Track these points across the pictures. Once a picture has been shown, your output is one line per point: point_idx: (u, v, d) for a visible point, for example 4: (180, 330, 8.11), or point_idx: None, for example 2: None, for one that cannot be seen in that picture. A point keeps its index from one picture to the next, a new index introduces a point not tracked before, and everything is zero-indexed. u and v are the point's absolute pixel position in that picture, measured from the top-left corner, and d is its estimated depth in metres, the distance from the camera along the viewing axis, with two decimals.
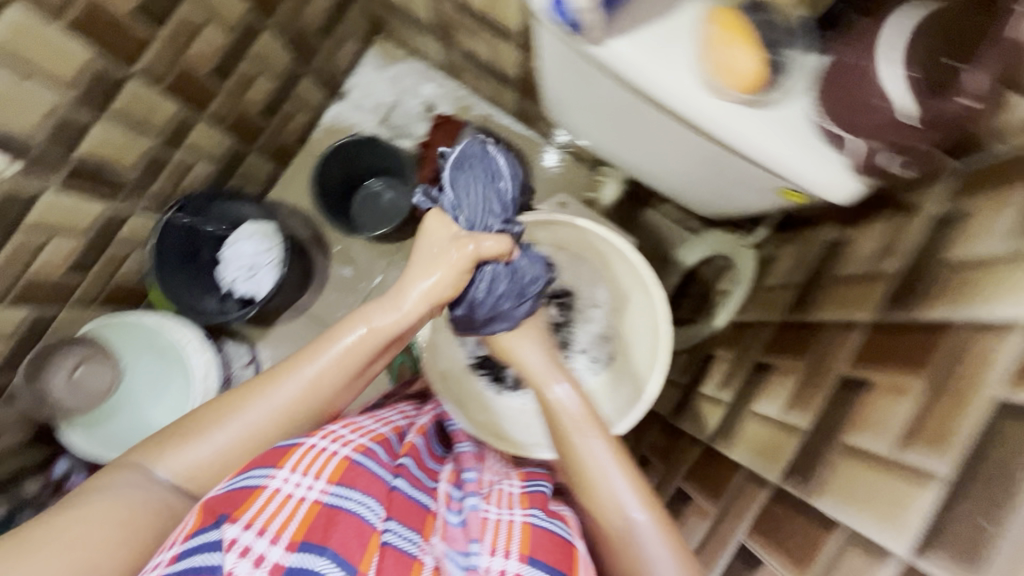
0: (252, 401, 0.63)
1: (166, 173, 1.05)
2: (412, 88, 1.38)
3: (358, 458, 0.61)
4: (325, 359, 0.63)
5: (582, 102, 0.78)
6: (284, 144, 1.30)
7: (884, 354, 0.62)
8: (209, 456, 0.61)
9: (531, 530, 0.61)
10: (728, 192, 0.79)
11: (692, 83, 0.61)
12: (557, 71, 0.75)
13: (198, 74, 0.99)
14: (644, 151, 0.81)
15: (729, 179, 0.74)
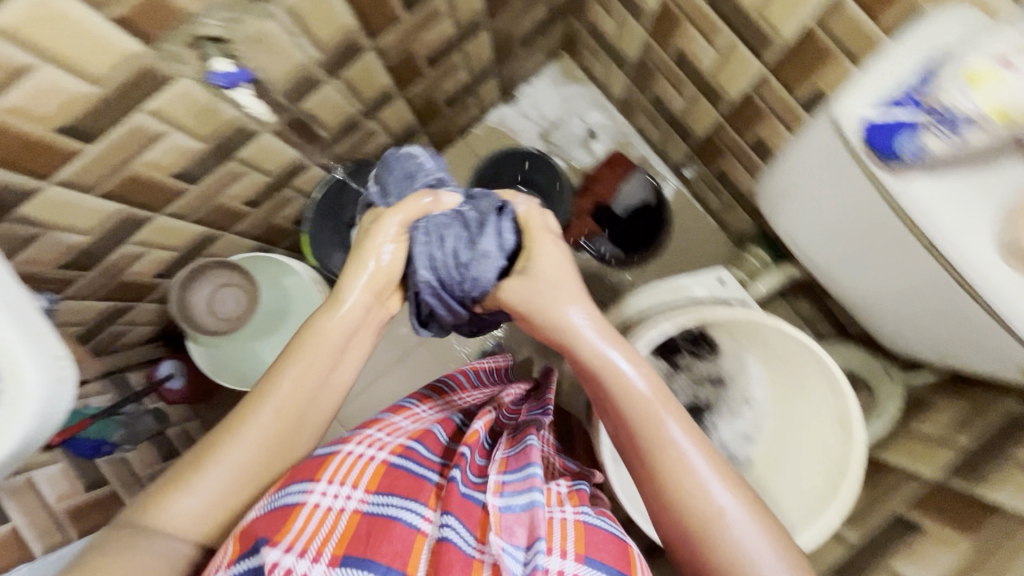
0: (244, 419, 0.57)
1: (353, 136, 1.06)
2: (580, 112, 1.40)
3: (396, 459, 0.59)
4: (301, 358, 0.61)
5: (831, 209, 0.71)
6: (449, 131, 1.33)
7: (943, 509, 0.71)
8: (204, 504, 0.53)
9: (586, 529, 0.57)
10: (958, 350, 0.70)
11: (983, 244, 0.57)
12: (821, 172, 0.69)
13: (420, 55, 0.97)
14: (862, 264, 0.73)
15: (973, 341, 0.66)
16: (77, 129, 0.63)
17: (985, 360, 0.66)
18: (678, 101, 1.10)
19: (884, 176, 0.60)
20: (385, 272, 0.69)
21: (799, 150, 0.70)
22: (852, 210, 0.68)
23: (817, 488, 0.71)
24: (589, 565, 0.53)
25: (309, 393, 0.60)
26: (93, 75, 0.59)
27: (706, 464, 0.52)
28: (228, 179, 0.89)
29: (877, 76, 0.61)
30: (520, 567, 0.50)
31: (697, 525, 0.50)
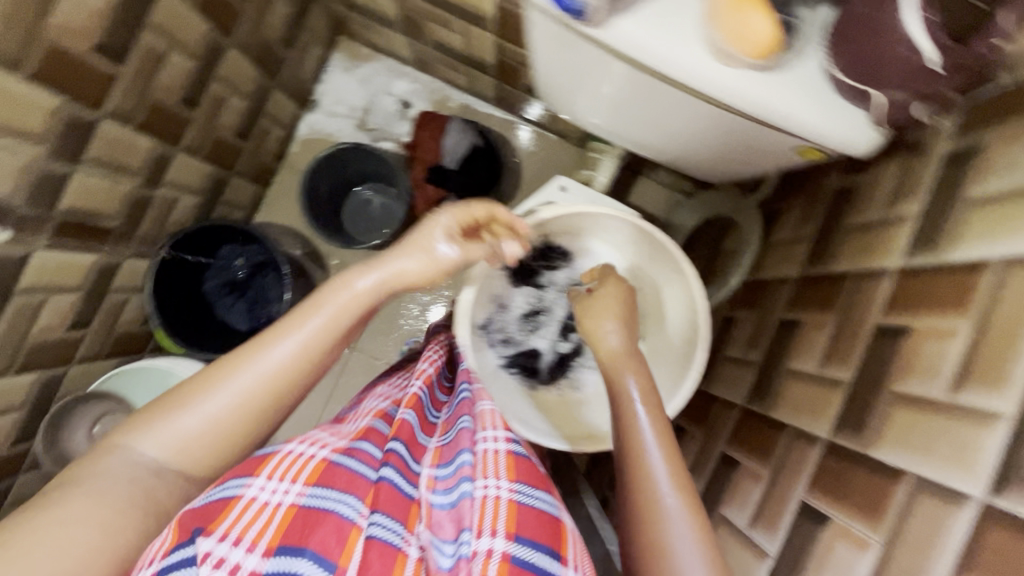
0: (230, 372, 0.56)
1: (152, 213, 0.98)
2: (384, 87, 1.35)
3: (339, 458, 0.55)
4: (255, 364, 0.57)
5: (588, 86, 0.70)
6: (264, 161, 1.26)
7: (810, 300, 0.76)
8: (198, 424, 0.55)
9: (519, 510, 0.55)
10: (742, 153, 0.71)
11: (697, 55, 0.54)
12: (543, 41, 0.64)
13: (171, 103, 0.90)
14: (647, 121, 0.73)
15: (745, 142, 0.67)
16: None
17: (776, 155, 0.68)
18: (457, 38, 1.09)
19: (589, 31, 0.53)
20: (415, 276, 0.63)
21: (534, 50, 0.68)
22: (591, 66, 0.64)
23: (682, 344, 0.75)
24: (520, 543, 0.53)
25: (319, 360, 0.59)
26: None
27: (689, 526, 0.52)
28: (27, 313, 0.81)
29: None
30: (447, 558, 0.53)
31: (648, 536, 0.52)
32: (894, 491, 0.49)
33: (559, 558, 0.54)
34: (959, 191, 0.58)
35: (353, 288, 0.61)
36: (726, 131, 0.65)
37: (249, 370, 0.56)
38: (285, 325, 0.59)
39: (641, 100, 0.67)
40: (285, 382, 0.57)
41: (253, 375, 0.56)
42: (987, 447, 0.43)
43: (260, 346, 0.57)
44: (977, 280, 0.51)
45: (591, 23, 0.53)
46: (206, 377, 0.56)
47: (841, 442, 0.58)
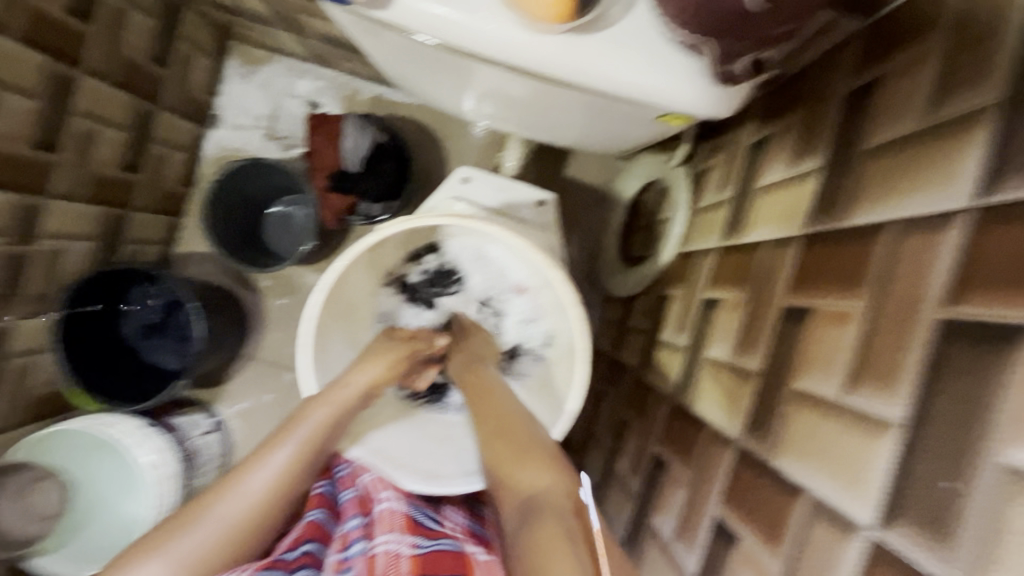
0: (212, 500, 0.53)
1: (34, 268, 0.91)
2: (287, 88, 1.24)
3: (259, 575, 0.47)
4: (242, 490, 0.54)
5: (436, 79, 0.61)
6: (168, 188, 1.18)
7: (727, 275, 0.67)
8: (168, 573, 0.49)
9: (426, 558, 0.50)
10: (613, 130, 0.62)
11: (498, 25, 0.45)
12: (355, 31, 0.55)
13: (18, 150, 0.82)
14: (515, 110, 0.63)
15: (608, 119, 0.57)
16: None
17: (653, 129, 0.58)
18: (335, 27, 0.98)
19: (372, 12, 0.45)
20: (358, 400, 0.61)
21: (364, 49, 0.60)
22: (414, 51, 0.55)
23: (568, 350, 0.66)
24: None
25: (285, 497, 0.55)
26: None
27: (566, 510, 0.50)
28: None
29: None
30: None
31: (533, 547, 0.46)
32: (792, 510, 0.42)
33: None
34: (858, 139, 0.48)
35: (303, 424, 0.58)
36: (582, 109, 0.56)
37: (245, 491, 0.54)
38: (276, 435, 0.58)
39: (489, 89, 0.58)
40: (254, 520, 0.53)
41: (244, 500, 0.53)
42: (875, 466, 0.35)
43: (254, 468, 0.55)
44: (870, 252, 0.42)
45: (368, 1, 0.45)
46: (202, 503, 0.53)
47: (748, 446, 0.51)
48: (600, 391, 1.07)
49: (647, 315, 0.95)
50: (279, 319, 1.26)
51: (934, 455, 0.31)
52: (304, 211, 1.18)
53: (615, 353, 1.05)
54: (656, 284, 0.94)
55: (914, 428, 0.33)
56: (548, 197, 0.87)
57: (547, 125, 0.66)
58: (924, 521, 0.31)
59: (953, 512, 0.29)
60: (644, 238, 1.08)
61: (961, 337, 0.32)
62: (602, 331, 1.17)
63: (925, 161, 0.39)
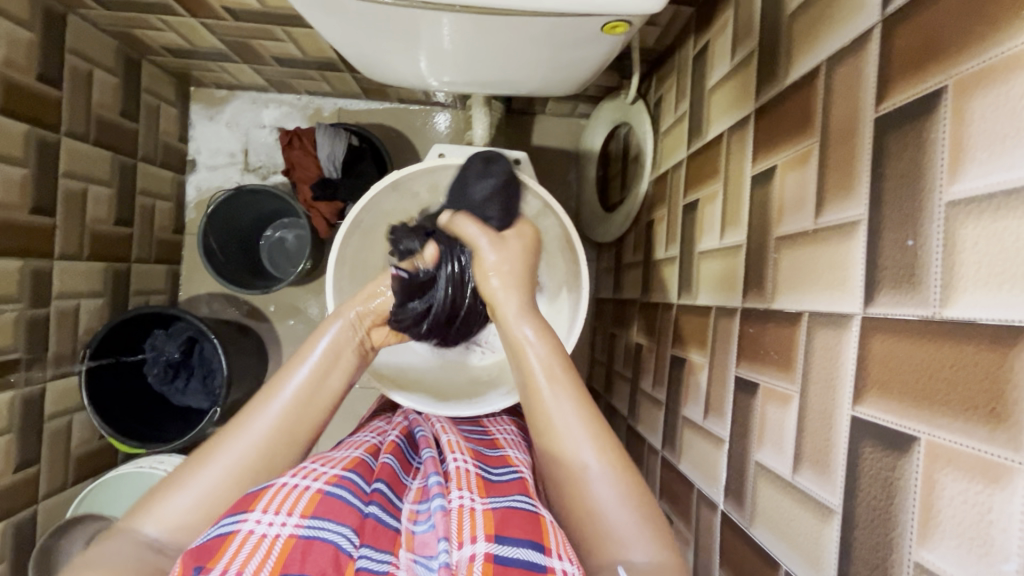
0: (225, 443, 0.52)
1: (55, 329, 0.95)
2: (254, 121, 1.29)
3: (332, 488, 0.47)
4: (270, 413, 0.54)
5: (399, 50, 0.67)
6: (162, 237, 1.22)
7: (700, 176, 0.72)
8: (193, 511, 0.49)
9: (498, 514, 0.48)
10: (566, 60, 0.68)
11: None
12: (319, 21, 0.62)
13: (18, 216, 0.86)
14: (474, 64, 0.70)
15: (558, 46, 0.63)
16: None
17: (603, 47, 0.63)
18: (290, 47, 1.03)
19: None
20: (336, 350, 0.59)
21: (329, 39, 0.66)
22: (373, 25, 0.61)
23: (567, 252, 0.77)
24: (502, 541, 0.45)
25: (314, 415, 0.55)
26: None
27: (587, 434, 0.51)
28: None
29: None
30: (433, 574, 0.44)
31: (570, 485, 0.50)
32: (795, 336, 0.46)
33: (543, 549, 0.44)
34: (781, 12, 0.54)
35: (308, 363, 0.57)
36: (534, 40, 0.62)
37: (273, 413, 0.54)
38: (278, 376, 0.57)
39: (447, 44, 0.64)
40: (293, 441, 0.54)
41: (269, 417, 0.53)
42: (853, 260, 0.40)
43: (267, 394, 0.55)
44: (810, 93, 0.47)
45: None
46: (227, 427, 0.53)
47: (749, 305, 0.56)
48: (612, 333, 1.11)
49: (639, 245, 0.99)
50: (293, 342, 1.29)
51: (892, 225, 0.36)
52: (294, 233, 1.27)
53: (617, 295, 1.10)
54: (640, 217, 0.99)
55: (876, 214, 0.38)
56: (523, 154, 0.91)
57: (510, 75, 0.73)
58: (898, 282, 0.35)
59: (917, 260, 0.34)
60: (619, 181, 1.12)
61: (893, 124, 0.37)
62: (601, 280, 1.21)
63: (839, 3, 0.44)
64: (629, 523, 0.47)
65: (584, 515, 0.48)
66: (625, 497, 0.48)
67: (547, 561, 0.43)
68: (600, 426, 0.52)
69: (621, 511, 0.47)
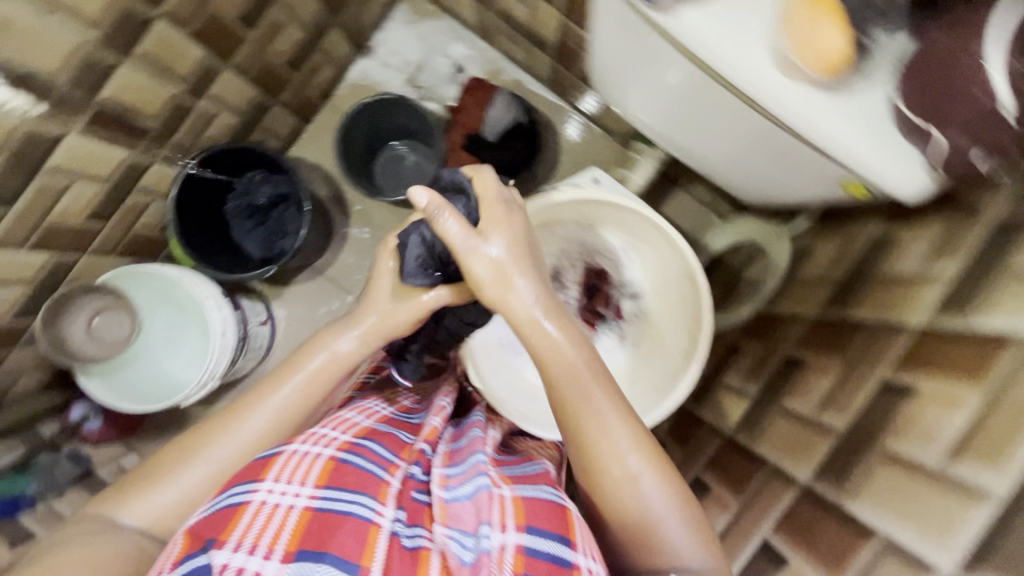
0: (209, 441, 0.58)
1: (190, 122, 0.98)
2: (441, 47, 1.32)
3: (345, 454, 0.54)
4: (255, 418, 0.60)
5: (643, 78, 0.67)
6: (308, 96, 1.25)
7: (820, 342, 0.74)
8: (178, 500, 0.56)
9: (527, 505, 0.54)
10: (779, 178, 0.68)
11: (760, 57, 0.51)
12: (601, 15, 0.61)
13: (227, 15, 0.90)
14: (694, 128, 0.70)
15: (786, 167, 0.64)
16: None
17: (824, 190, 0.63)
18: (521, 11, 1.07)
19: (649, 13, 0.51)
20: (335, 367, 0.63)
21: (595, 26, 0.65)
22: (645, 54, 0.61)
23: (682, 345, 0.70)
24: (531, 534, 0.51)
25: (294, 424, 0.61)
26: None
27: (631, 438, 0.55)
28: (49, 194, 0.82)
29: None
30: (468, 553, 0.49)
31: (616, 481, 0.54)
32: (861, 547, 0.52)
33: (569, 544, 0.52)
34: (1000, 258, 0.54)
35: (308, 364, 0.63)
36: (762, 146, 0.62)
37: (261, 417, 0.60)
38: (273, 377, 0.62)
39: (691, 105, 0.64)
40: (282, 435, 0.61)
41: (258, 418, 0.60)
42: (959, 523, 0.44)
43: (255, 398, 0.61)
44: (996, 351, 0.48)
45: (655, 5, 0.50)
46: (213, 430, 0.59)
47: (819, 489, 0.59)
48: None
49: (709, 358, 1.00)
50: (358, 249, 1.30)
51: None
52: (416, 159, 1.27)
53: None
54: (727, 336, 1.00)
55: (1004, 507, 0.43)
56: None
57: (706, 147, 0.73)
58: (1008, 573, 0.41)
59: None
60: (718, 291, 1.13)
61: None
62: None
63: None
64: (682, 532, 0.54)
65: (636, 518, 0.54)
66: (667, 499, 0.54)
67: (574, 558, 0.51)
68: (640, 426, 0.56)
69: (673, 519, 0.54)
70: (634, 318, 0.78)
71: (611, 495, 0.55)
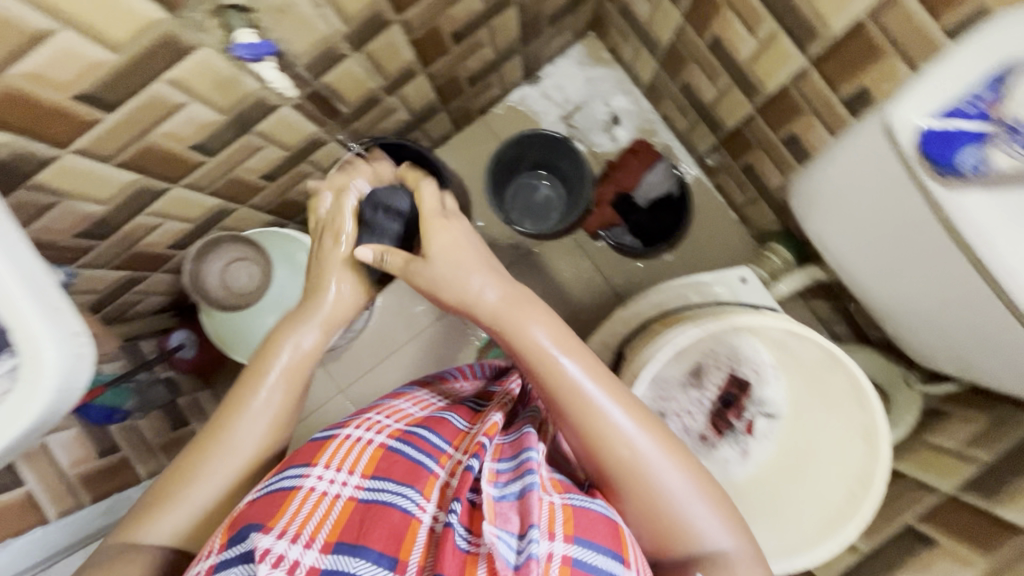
0: (202, 459, 0.58)
1: (373, 112, 1.03)
2: (604, 95, 1.34)
3: (395, 443, 0.55)
4: (243, 419, 0.60)
5: (868, 236, 0.73)
6: (469, 109, 1.28)
7: (951, 523, 0.72)
8: (189, 519, 0.56)
9: (576, 513, 0.51)
10: (971, 355, 0.73)
11: None
12: (864, 174, 0.67)
13: (446, 30, 0.94)
14: (897, 288, 0.75)
15: (992, 353, 0.69)
16: (97, 96, 0.61)
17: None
18: (708, 91, 1.08)
19: (935, 187, 0.60)
20: (304, 358, 0.66)
21: (839, 181, 0.71)
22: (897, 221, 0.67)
23: (837, 499, 0.71)
24: (580, 545, 0.49)
25: (284, 421, 0.63)
26: (116, 40, 0.56)
27: (653, 442, 0.56)
28: (245, 151, 0.87)
29: (938, 81, 0.58)
30: (513, 557, 0.46)
31: (633, 474, 0.55)
32: None
33: (622, 561, 0.50)
34: None
35: (272, 365, 0.64)
36: (981, 321, 0.66)
37: (250, 417, 0.60)
38: (242, 386, 0.63)
39: (915, 274, 0.70)
40: (274, 432, 0.62)
41: (249, 428, 0.60)
42: None
43: (238, 404, 0.61)
44: None
45: (946, 183, 0.59)
46: (204, 451, 0.58)
47: None
48: None
49: None
50: None
51: None
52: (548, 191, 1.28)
53: None
54: None
55: None
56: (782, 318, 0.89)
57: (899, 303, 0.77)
58: None
59: None
60: None
61: None
62: None
63: None
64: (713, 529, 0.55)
65: (664, 522, 0.55)
66: (700, 501, 0.55)
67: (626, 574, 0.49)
68: (656, 429, 0.57)
69: (701, 511, 0.55)
70: (764, 438, 0.78)
71: (644, 502, 0.55)
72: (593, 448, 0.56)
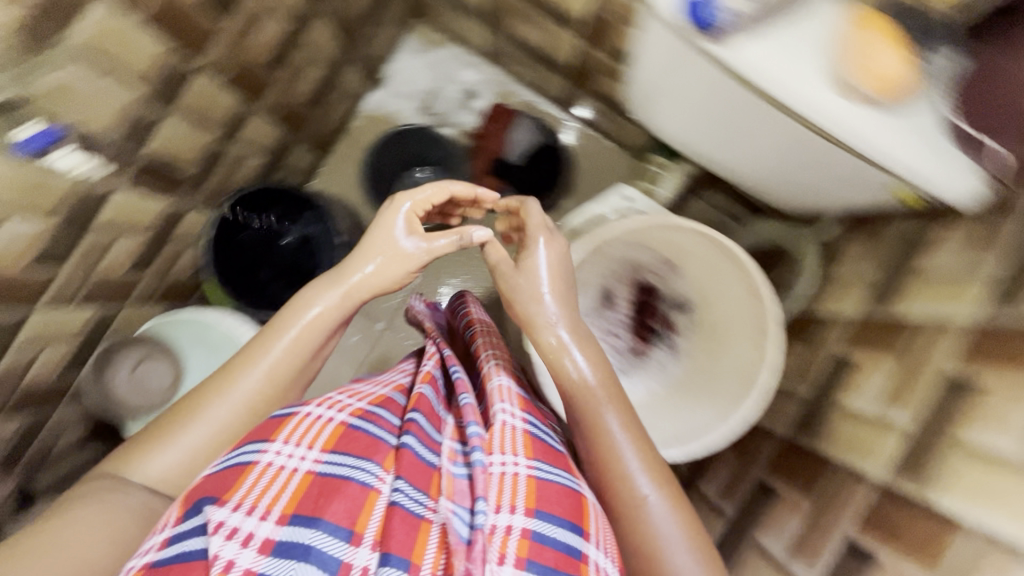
0: (210, 408, 0.62)
1: (221, 165, 1.00)
2: (452, 73, 1.34)
3: (356, 422, 0.52)
4: (255, 374, 0.64)
5: (698, 111, 0.77)
6: (326, 131, 1.26)
7: (871, 340, 0.78)
8: (178, 461, 0.60)
9: (540, 483, 0.51)
10: (821, 184, 0.78)
11: (818, 81, 0.61)
12: (659, 53, 0.72)
13: (258, 60, 0.92)
14: (738, 145, 0.79)
15: (832, 175, 0.74)
16: None
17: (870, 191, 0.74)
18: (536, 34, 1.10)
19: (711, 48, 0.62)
20: (320, 324, 0.67)
21: (653, 70, 0.77)
22: (705, 88, 0.72)
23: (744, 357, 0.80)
24: (540, 518, 0.49)
25: (287, 379, 0.65)
26: None
27: (633, 438, 0.62)
28: (97, 248, 0.83)
29: None
30: (466, 530, 0.46)
31: (616, 473, 0.60)
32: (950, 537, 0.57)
33: (582, 534, 0.51)
34: None
35: (305, 321, 0.67)
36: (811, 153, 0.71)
37: (264, 366, 0.64)
38: (262, 338, 0.67)
39: (743, 128, 0.75)
40: (283, 385, 0.65)
41: (256, 373, 0.64)
42: None
43: (256, 354, 0.65)
44: None
45: (716, 41, 0.61)
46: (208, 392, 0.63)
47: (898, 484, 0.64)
48: None
49: None
50: None
51: None
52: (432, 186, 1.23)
53: None
54: None
55: None
56: None
57: (755, 160, 0.81)
58: None
59: None
60: None
61: None
62: None
63: None
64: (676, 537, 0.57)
65: (640, 531, 0.57)
66: (673, 512, 0.58)
67: (584, 547, 0.50)
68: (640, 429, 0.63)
69: (669, 523, 0.58)
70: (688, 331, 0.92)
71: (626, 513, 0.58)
72: (594, 443, 0.62)
